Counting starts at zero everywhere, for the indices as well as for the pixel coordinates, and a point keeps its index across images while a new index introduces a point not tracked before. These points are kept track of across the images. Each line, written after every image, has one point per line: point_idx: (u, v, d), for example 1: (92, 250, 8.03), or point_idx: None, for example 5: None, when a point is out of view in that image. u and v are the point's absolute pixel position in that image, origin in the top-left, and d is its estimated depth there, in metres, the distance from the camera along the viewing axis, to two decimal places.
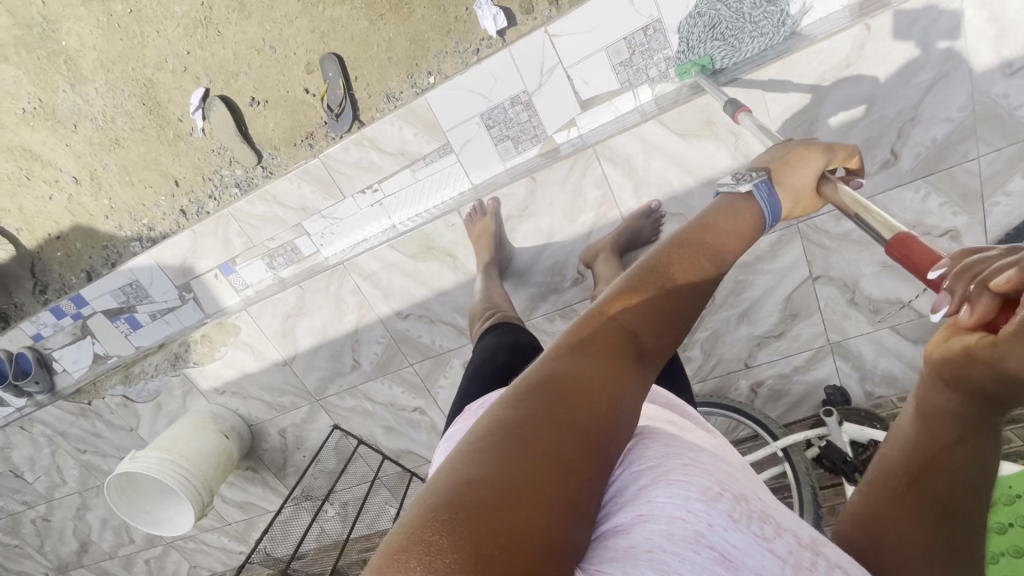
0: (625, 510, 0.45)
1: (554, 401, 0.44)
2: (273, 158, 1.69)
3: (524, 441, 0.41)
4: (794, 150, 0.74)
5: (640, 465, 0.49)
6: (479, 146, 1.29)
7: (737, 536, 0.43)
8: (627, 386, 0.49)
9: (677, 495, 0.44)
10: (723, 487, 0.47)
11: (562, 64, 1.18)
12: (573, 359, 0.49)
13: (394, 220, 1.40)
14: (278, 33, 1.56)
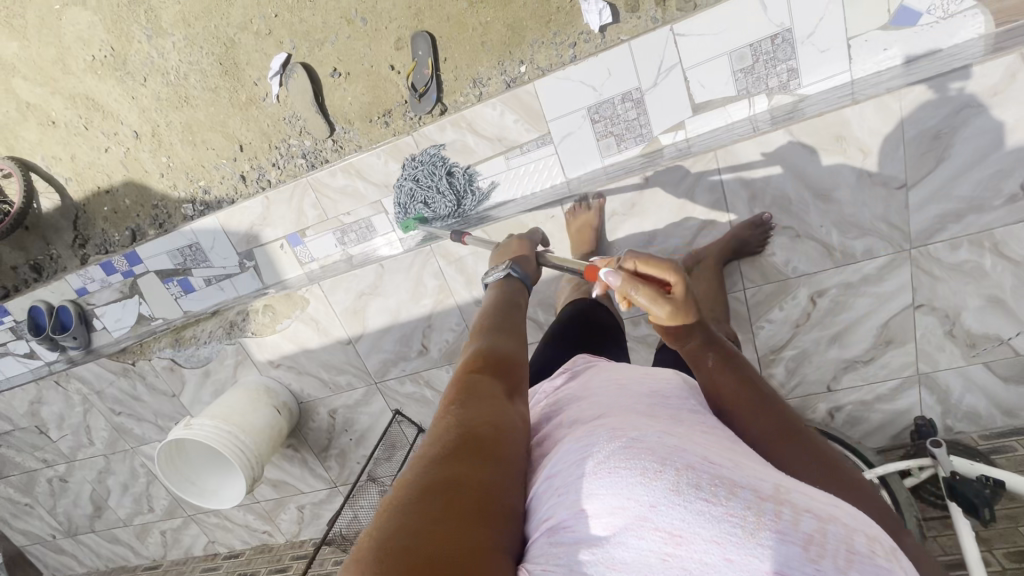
0: (567, 505, 0.47)
1: (448, 444, 0.53)
2: (346, 133, 1.66)
3: (436, 479, 0.48)
4: (512, 240, 1.04)
5: (583, 455, 0.50)
6: (579, 140, 1.27)
7: (682, 510, 0.41)
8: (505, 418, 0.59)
9: (614, 483, 0.45)
10: (666, 461, 0.45)
11: (682, 65, 1.17)
12: (448, 412, 0.59)
13: (478, 207, 1.37)
14: (371, 6, 1.52)
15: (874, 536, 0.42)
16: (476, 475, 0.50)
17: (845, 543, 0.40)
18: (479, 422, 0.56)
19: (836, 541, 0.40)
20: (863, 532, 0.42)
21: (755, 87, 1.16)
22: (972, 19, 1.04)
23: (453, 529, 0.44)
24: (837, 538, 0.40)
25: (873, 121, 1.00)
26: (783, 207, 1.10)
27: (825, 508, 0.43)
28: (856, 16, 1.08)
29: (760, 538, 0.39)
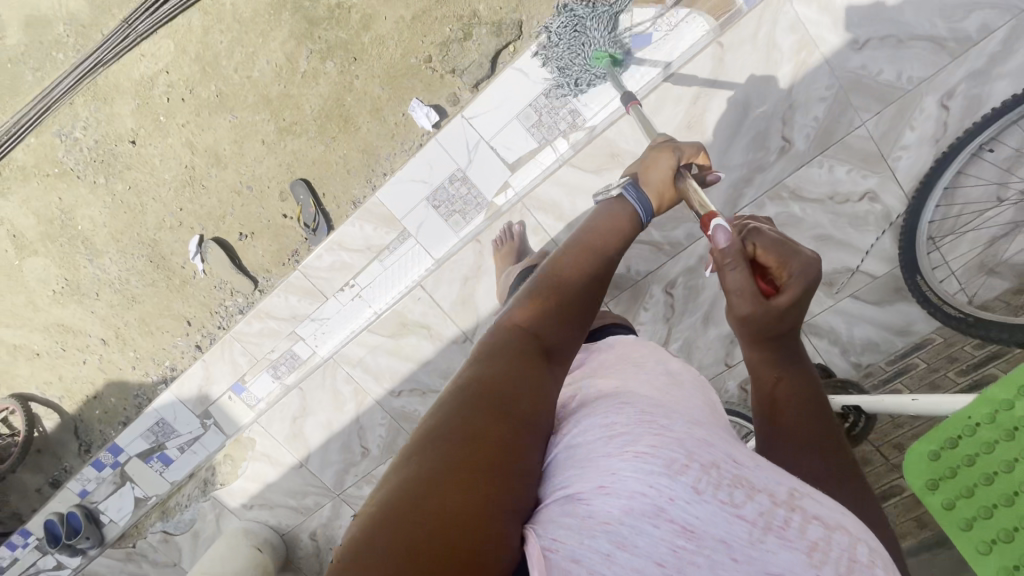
0: (587, 480, 0.47)
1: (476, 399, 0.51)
2: (267, 280, 1.88)
3: (456, 445, 0.46)
4: (648, 156, 0.85)
5: (610, 433, 0.50)
6: (432, 225, 1.43)
7: (700, 507, 0.45)
8: (544, 381, 0.57)
9: (641, 469, 0.46)
10: (691, 457, 0.48)
11: (484, 138, 1.35)
12: (489, 365, 0.55)
13: (374, 309, 1.53)
14: (251, 174, 1.77)
15: (873, 548, 0.48)
16: (501, 445, 0.48)
17: (847, 552, 0.45)
18: (510, 376, 0.55)
19: (839, 550, 0.45)
20: (864, 542, 0.47)
21: (551, 133, 1.32)
22: (694, 21, 1.19)
23: (466, 501, 0.43)
24: (842, 549, 0.45)
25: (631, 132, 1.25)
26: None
27: (830, 514, 0.48)
28: (600, 53, 1.25)
29: (768, 543, 0.44)
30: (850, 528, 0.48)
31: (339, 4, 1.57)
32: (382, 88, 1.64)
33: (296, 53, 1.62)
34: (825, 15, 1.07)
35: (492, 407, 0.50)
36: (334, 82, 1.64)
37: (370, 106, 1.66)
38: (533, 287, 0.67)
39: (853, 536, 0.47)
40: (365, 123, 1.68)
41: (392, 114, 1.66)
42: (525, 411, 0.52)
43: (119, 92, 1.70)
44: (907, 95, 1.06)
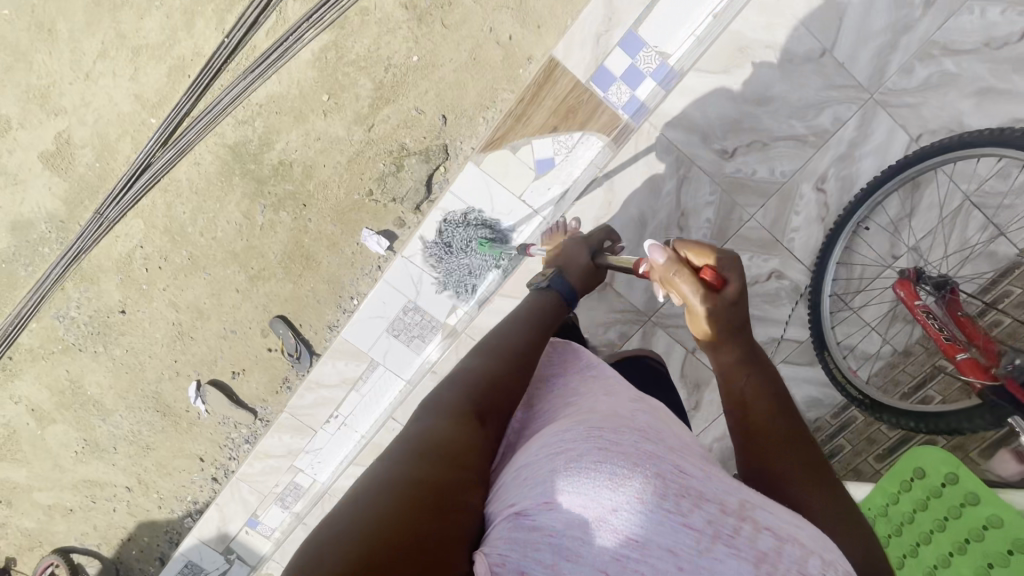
0: (533, 497, 0.55)
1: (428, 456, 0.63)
2: (266, 409, 2.01)
3: (411, 491, 0.56)
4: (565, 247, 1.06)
5: (557, 451, 0.58)
6: (397, 352, 1.56)
7: (641, 515, 0.52)
8: (479, 449, 0.69)
9: (584, 486, 0.53)
10: (637, 467, 0.55)
11: (426, 271, 1.47)
12: (439, 432, 0.68)
13: (361, 433, 1.65)
14: (232, 319, 1.91)
15: (830, 560, 0.53)
16: (449, 491, 0.58)
17: (797, 564, 0.51)
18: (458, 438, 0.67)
19: (789, 561, 0.51)
20: (818, 555, 0.52)
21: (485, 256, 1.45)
22: (589, 142, 1.32)
23: (417, 531, 0.52)
24: (792, 560, 0.51)
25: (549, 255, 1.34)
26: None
27: (780, 522, 0.54)
28: (512, 183, 1.37)
29: (717, 551, 0.50)
30: (800, 535, 0.54)
31: (281, 161, 1.71)
32: (334, 225, 1.77)
33: (251, 210, 1.76)
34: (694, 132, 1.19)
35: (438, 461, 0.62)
36: (290, 228, 1.78)
37: (327, 242, 1.80)
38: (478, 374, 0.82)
39: (805, 548, 0.53)
40: (325, 257, 1.81)
41: (348, 245, 1.79)
42: (470, 470, 0.64)
43: (103, 271, 1.86)
44: (786, 186, 1.17)
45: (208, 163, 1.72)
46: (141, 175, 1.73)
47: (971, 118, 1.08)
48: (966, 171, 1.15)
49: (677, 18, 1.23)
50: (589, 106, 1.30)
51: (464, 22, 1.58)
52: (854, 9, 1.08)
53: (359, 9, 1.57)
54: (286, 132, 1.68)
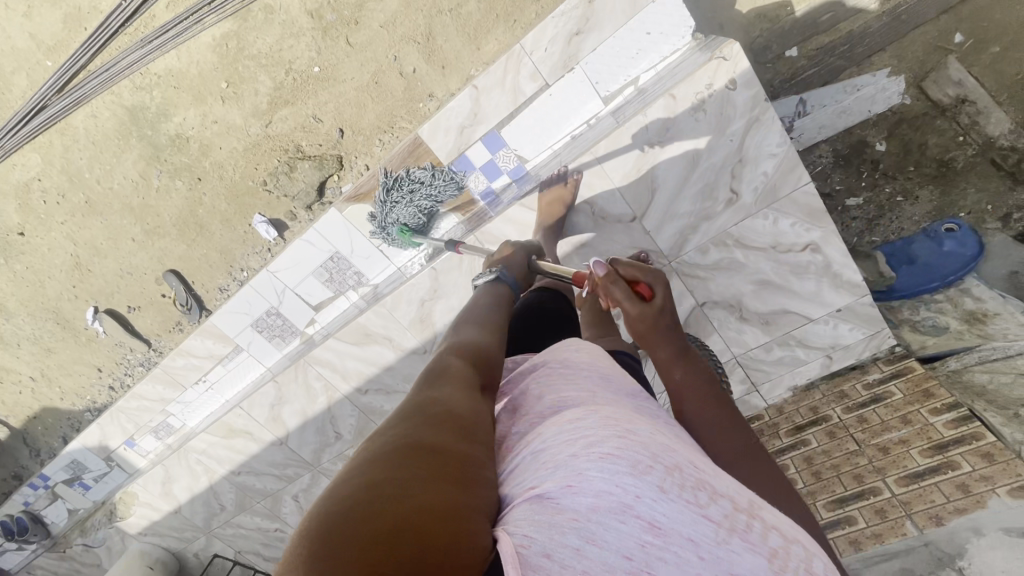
0: (553, 479, 0.45)
1: (425, 416, 0.51)
2: (160, 343, 2.13)
3: (414, 457, 0.44)
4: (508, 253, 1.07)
5: (574, 435, 0.49)
6: (259, 344, 1.73)
7: (667, 505, 0.44)
8: (480, 405, 0.58)
9: (608, 470, 0.44)
10: (656, 458, 0.47)
11: (289, 286, 1.61)
12: (429, 394, 0.56)
13: (226, 397, 1.88)
14: (130, 263, 2.00)
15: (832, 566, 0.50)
16: (446, 459, 0.45)
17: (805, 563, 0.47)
18: (453, 398, 0.56)
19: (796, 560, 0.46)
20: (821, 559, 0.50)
21: (343, 286, 1.59)
22: (443, 216, 1.43)
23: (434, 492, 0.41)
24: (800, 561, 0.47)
25: (378, 319, 1.43)
26: (365, 381, 1.53)
27: (789, 529, 0.50)
28: (372, 234, 1.48)
29: (733, 544, 0.44)
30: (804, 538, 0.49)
31: (178, 135, 1.74)
32: (228, 204, 1.83)
33: (147, 172, 1.81)
34: None
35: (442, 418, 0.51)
36: (185, 196, 1.84)
37: (221, 216, 1.85)
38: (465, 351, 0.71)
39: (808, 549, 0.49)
40: (217, 229, 1.88)
41: (240, 225, 1.86)
42: (472, 422, 0.53)
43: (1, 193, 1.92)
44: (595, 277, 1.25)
45: (105, 118, 1.74)
46: (35, 115, 1.74)
47: (750, 300, 1.25)
48: (741, 340, 1.32)
49: (538, 131, 1.28)
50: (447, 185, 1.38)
51: (370, 44, 1.58)
52: (667, 187, 1.14)
53: (263, 6, 1.57)
54: (183, 108, 1.70)
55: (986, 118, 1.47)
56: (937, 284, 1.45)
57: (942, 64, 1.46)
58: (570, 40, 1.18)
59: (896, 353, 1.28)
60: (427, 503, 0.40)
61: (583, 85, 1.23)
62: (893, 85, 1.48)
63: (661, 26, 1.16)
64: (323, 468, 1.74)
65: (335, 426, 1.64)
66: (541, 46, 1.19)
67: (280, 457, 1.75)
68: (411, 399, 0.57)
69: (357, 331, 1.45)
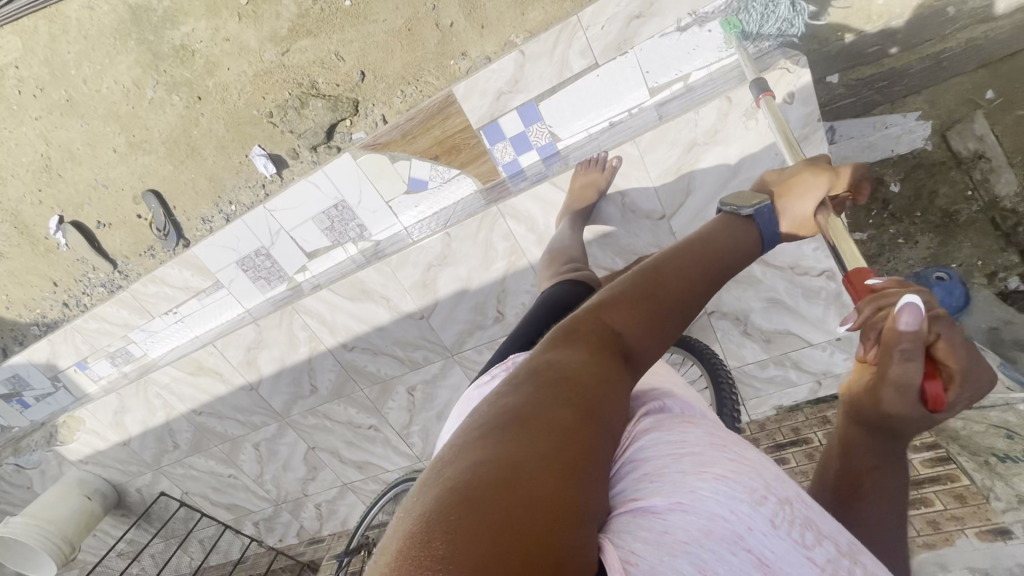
0: (660, 493, 0.48)
1: (559, 391, 0.48)
2: (127, 265, 1.99)
3: (543, 442, 0.43)
4: (798, 177, 0.79)
5: (684, 452, 0.52)
6: (241, 283, 1.64)
7: (775, 541, 0.46)
8: (617, 379, 0.53)
9: (723, 495, 0.47)
10: (768, 490, 0.50)
11: (285, 228, 1.53)
12: (570, 355, 0.52)
13: (196, 333, 1.78)
14: (107, 175, 1.84)
15: None
16: (571, 450, 0.43)
17: None
18: (589, 370, 0.51)
19: None
20: None
21: (342, 237, 1.52)
22: (462, 181, 1.38)
23: (548, 505, 0.38)
24: None
25: (379, 277, 1.37)
26: (352, 338, 1.48)
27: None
28: (383, 188, 1.42)
29: None
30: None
31: (183, 46, 1.61)
32: (226, 130, 1.71)
33: (141, 80, 1.66)
34: (529, 233, 1.24)
35: (574, 407, 0.47)
36: (180, 114, 1.70)
37: (216, 142, 1.73)
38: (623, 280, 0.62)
39: None
40: (210, 155, 1.75)
41: (236, 155, 1.74)
42: (602, 410, 0.48)
43: None
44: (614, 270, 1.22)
45: (104, 14, 1.59)
46: None
47: (757, 316, 1.27)
48: (739, 353, 1.34)
49: (577, 110, 1.25)
50: (472, 150, 1.33)
51: None
52: (702, 191, 1.12)
53: None
54: (193, 18, 1.57)
55: (997, 177, 1.50)
56: None
57: (969, 119, 1.48)
58: (630, 23, 1.13)
59: None
60: (547, 512, 0.38)
61: (632, 72, 1.19)
62: (919, 129, 1.51)
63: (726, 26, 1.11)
64: (293, 420, 1.68)
65: (312, 379, 1.59)
66: (599, 22, 1.14)
67: (247, 403, 1.68)
68: (540, 357, 0.53)
69: (354, 285, 1.39)
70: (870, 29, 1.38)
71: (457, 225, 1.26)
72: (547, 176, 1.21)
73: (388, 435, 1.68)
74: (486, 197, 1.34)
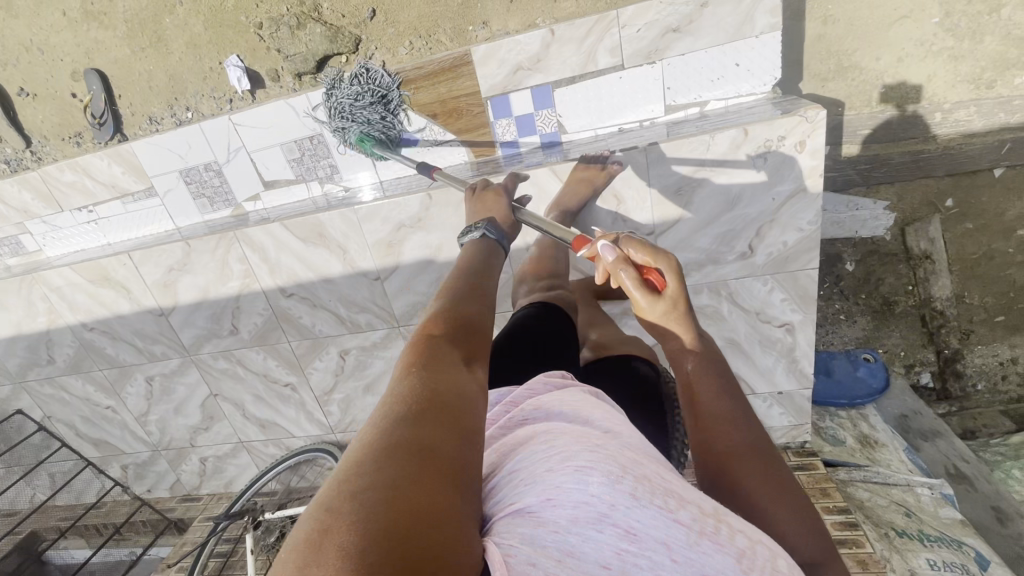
0: (530, 494, 0.42)
1: (413, 403, 0.48)
2: (44, 147, 1.71)
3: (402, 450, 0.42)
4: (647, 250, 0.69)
5: (545, 449, 0.46)
6: (179, 196, 1.46)
7: (640, 511, 0.40)
8: (465, 381, 0.55)
9: (579, 476, 0.41)
10: (626, 465, 0.44)
11: (246, 148, 1.38)
12: (409, 376, 0.52)
13: (110, 240, 1.56)
14: (46, 38, 1.58)
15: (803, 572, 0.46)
16: (436, 444, 0.44)
17: (769, 561, 0.43)
18: (438, 383, 0.52)
19: (763, 558, 0.43)
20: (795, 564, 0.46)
21: (309, 174, 1.40)
22: (456, 149, 1.31)
23: (422, 498, 0.38)
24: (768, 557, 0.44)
25: (341, 225, 1.25)
26: (293, 284, 1.35)
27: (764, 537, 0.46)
28: (369, 133, 1.32)
29: (706, 546, 0.41)
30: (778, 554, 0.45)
31: None
32: (204, 28, 1.50)
33: None
34: None
35: (427, 408, 0.48)
36: None
37: (188, 37, 1.52)
38: (431, 317, 0.65)
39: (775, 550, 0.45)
40: (178, 51, 1.54)
41: (208, 59, 1.53)
42: (459, 408, 0.50)
43: None
44: (590, 275, 1.21)
45: None
46: None
47: None
48: None
49: (591, 108, 1.22)
50: (475, 119, 1.26)
51: None
52: (694, 218, 1.12)
53: None
54: None
55: (936, 279, 1.64)
56: (844, 401, 1.60)
57: (927, 219, 1.59)
58: (665, 35, 1.12)
59: (804, 448, 1.38)
60: (425, 507, 0.38)
61: (654, 84, 1.18)
62: (884, 218, 1.61)
63: (752, 64, 1.13)
64: (200, 359, 1.50)
65: (234, 319, 1.42)
66: (637, 23, 1.12)
67: (151, 330, 1.48)
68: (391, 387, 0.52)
69: (310, 226, 1.26)
70: (866, 113, 1.46)
71: (437, 191, 1.18)
72: (545, 163, 1.14)
73: (305, 398, 1.55)
74: (476, 170, 1.27)
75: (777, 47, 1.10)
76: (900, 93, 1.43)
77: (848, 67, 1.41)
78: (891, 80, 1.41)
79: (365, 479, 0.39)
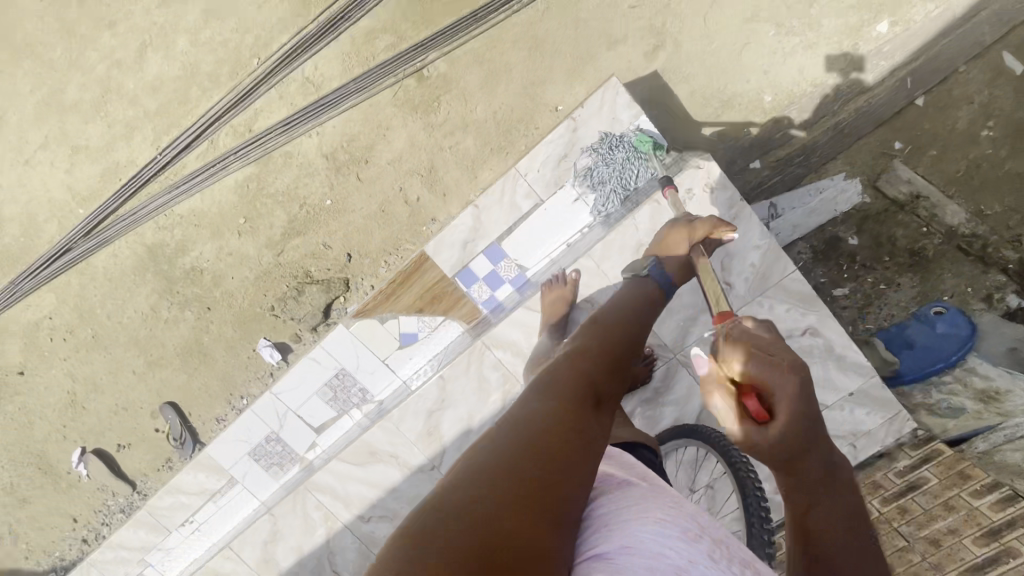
0: (609, 540, 0.45)
1: (534, 429, 0.50)
2: (146, 484, 1.94)
3: (505, 477, 0.44)
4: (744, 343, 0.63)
5: (628, 506, 0.50)
6: (254, 475, 1.64)
7: (719, 575, 0.44)
8: (589, 415, 0.55)
9: (662, 535, 0.45)
10: (703, 531, 0.48)
11: (291, 408, 1.58)
12: (540, 400, 0.54)
13: (214, 539, 1.72)
14: (126, 397, 1.89)
15: None
16: (548, 483, 0.45)
17: None
18: (565, 416, 0.52)
19: None
20: None
21: (346, 404, 1.57)
22: (449, 326, 1.47)
23: (517, 534, 0.40)
24: None
25: (383, 436, 1.38)
26: (367, 507, 1.43)
27: None
28: (377, 349, 1.51)
29: None
30: None
31: (192, 268, 1.77)
32: (234, 330, 1.81)
33: (157, 305, 1.81)
34: (517, 358, 1.30)
35: (548, 441, 0.49)
36: (192, 326, 1.82)
37: (225, 343, 1.82)
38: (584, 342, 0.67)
39: None
40: (221, 357, 1.83)
41: (244, 351, 1.82)
42: (573, 441, 0.50)
43: (8, 334, 1.86)
44: None
45: (125, 257, 1.78)
46: (56, 259, 1.79)
47: None
48: None
49: (536, 242, 1.39)
50: (452, 296, 1.44)
51: (378, 179, 1.66)
52: None
53: (284, 153, 1.67)
54: (200, 243, 1.75)
55: (943, 210, 1.55)
56: (942, 366, 1.42)
57: (890, 167, 1.59)
58: (560, 162, 1.34)
59: (921, 437, 1.24)
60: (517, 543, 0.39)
61: (573, 199, 1.36)
62: (851, 186, 1.60)
63: (639, 146, 1.31)
64: None
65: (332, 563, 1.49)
66: (533, 169, 1.35)
67: None
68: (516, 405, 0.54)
69: (361, 449, 1.40)
70: (771, 120, 1.60)
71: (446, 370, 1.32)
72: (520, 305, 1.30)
73: None
74: (471, 335, 1.43)
75: (649, 126, 1.29)
76: (785, 94, 1.58)
77: (730, 99, 1.59)
78: (770, 90, 1.58)
79: (465, 493, 0.42)
